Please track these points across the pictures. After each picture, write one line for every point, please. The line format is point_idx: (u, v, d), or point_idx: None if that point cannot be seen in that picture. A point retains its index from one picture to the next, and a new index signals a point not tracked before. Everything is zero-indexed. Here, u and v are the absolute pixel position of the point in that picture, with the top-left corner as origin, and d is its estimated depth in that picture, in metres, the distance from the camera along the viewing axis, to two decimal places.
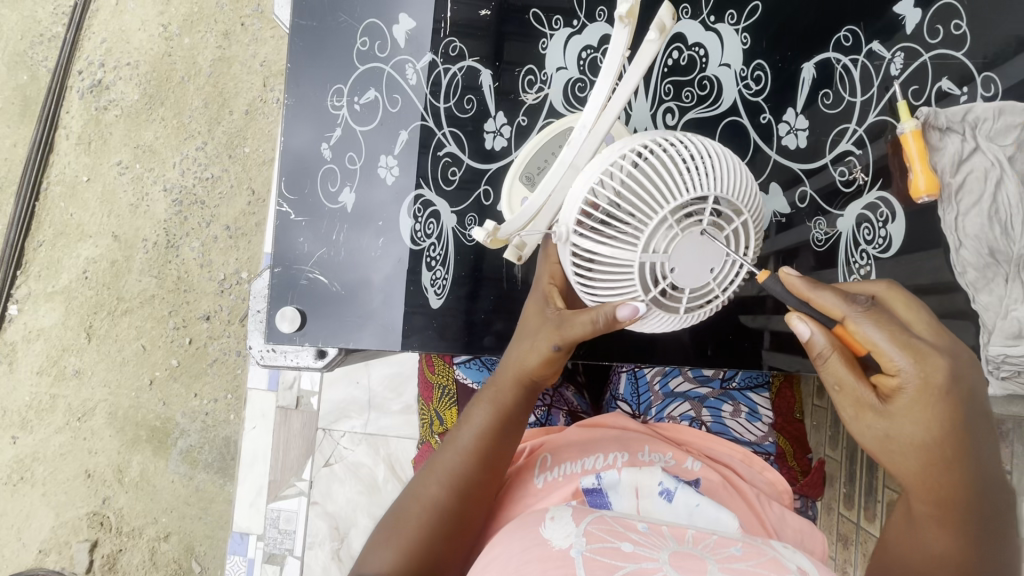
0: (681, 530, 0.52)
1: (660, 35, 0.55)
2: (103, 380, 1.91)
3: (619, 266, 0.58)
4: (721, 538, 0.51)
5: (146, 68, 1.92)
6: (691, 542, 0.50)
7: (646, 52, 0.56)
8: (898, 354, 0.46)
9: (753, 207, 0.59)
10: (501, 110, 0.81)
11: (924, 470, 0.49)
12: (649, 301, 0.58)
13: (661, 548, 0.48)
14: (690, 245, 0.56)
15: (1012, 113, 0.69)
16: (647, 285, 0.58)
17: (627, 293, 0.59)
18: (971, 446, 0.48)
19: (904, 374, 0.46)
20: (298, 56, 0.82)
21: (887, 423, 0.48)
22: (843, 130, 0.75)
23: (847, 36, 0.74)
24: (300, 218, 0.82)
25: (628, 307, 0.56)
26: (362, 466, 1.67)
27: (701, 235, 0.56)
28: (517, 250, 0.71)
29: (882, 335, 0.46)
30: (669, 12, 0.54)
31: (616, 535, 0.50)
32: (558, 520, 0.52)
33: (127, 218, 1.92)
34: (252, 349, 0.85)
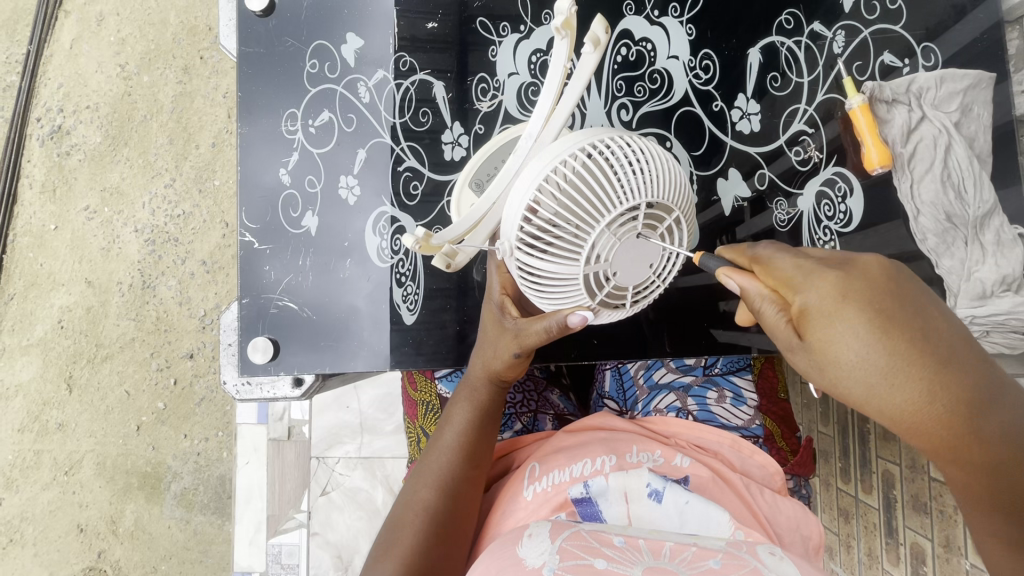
0: (659, 542, 0.51)
1: (597, 47, 0.54)
2: (89, 431, 1.86)
3: (562, 276, 0.59)
4: (699, 550, 0.50)
5: (106, 110, 1.89)
6: (668, 555, 0.50)
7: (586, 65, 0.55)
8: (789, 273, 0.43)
9: (682, 201, 0.60)
10: (457, 120, 0.81)
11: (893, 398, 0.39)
12: (594, 305, 0.60)
13: (635, 563, 0.48)
14: (628, 250, 0.58)
15: (952, 79, 0.71)
16: (592, 291, 0.60)
17: (574, 302, 0.61)
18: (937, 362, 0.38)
19: (803, 295, 0.41)
20: (249, 83, 0.82)
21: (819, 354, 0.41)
22: (794, 110, 0.76)
23: (788, 19, 0.76)
24: (264, 247, 0.81)
25: (577, 316, 0.57)
26: (360, 490, 1.64)
27: (637, 238, 0.58)
28: (447, 257, 0.61)
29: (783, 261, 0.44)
30: (602, 25, 0.53)
31: (591, 552, 0.49)
32: (536, 537, 0.52)
33: (99, 263, 1.88)
34: (228, 384, 0.83)
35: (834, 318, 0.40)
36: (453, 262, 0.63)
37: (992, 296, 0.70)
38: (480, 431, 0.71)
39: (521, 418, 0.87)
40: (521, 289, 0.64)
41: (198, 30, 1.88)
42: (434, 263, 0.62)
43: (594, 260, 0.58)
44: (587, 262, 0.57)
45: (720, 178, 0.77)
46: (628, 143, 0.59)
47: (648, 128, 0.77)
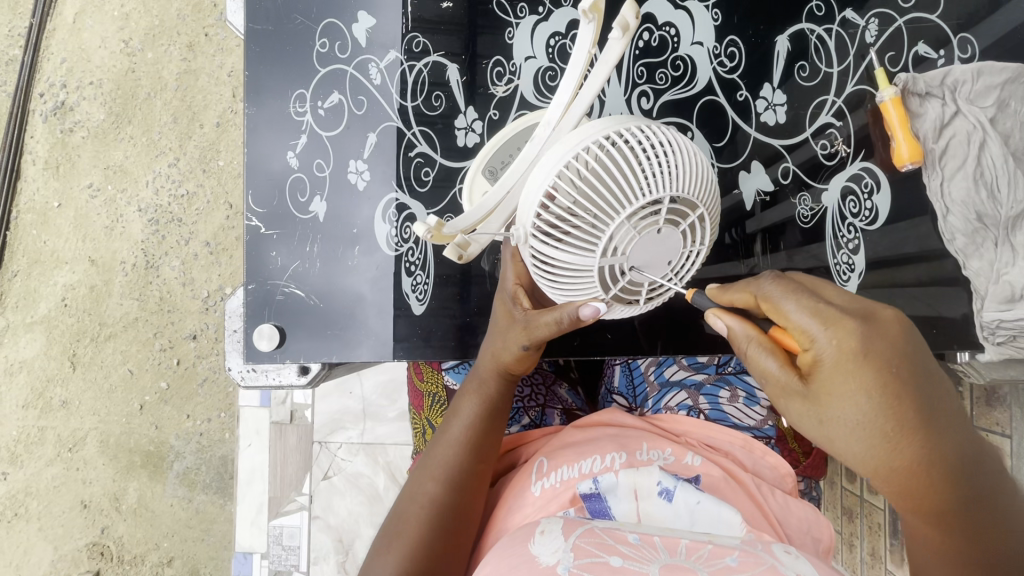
0: (674, 539, 0.50)
1: (625, 33, 0.53)
2: (92, 409, 1.86)
3: (579, 269, 0.57)
4: (716, 547, 0.48)
5: (110, 86, 1.86)
6: (684, 553, 0.48)
7: (612, 50, 0.53)
8: (810, 325, 0.42)
9: (709, 202, 0.58)
10: (472, 105, 0.78)
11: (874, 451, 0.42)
12: (608, 299, 0.58)
13: (651, 561, 0.46)
14: (647, 242, 0.56)
15: (990, 73, 0.68)
16: (607, 284, 0.58)
17: (587, 293, 0.59)
18: (917, 424, 0.41)
19: (821, 346, 0.41)
20: (256, 63, 0.79)
21: (822, 412, 0.42)
22: (821, 102, 0.73)
23: (819, 6, 0.72)
24: (271, 232, 0.79)
25: (589, 308, 0.56)
26: (361, 476, 1.64)
27: (659, 233, 0.56)
28: (459, 248, 0.64)
29: (794, 306, 0.43)
30: (633, 9, 0.51)
31: (605, 549, 0.48)
32: (547, 534, 0.50)
33: (102, 241, 1.86)
34: (232, 370, 0.81)
35: (839, 358, 0.41)
36: (464, 253, 0.65)
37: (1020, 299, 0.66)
38: (487, 425, 0.69)
39: (529, 412, 0.85)
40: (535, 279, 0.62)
41: (203, 7, 1.84)
42: (447, 254, 0.65)
43: (611, 253, 0.56)
44: (603, 254, 0.56)
45: (741, 171, 0.74)
46: (655, 136, 0.57)
47: (668, 117, 0.74)
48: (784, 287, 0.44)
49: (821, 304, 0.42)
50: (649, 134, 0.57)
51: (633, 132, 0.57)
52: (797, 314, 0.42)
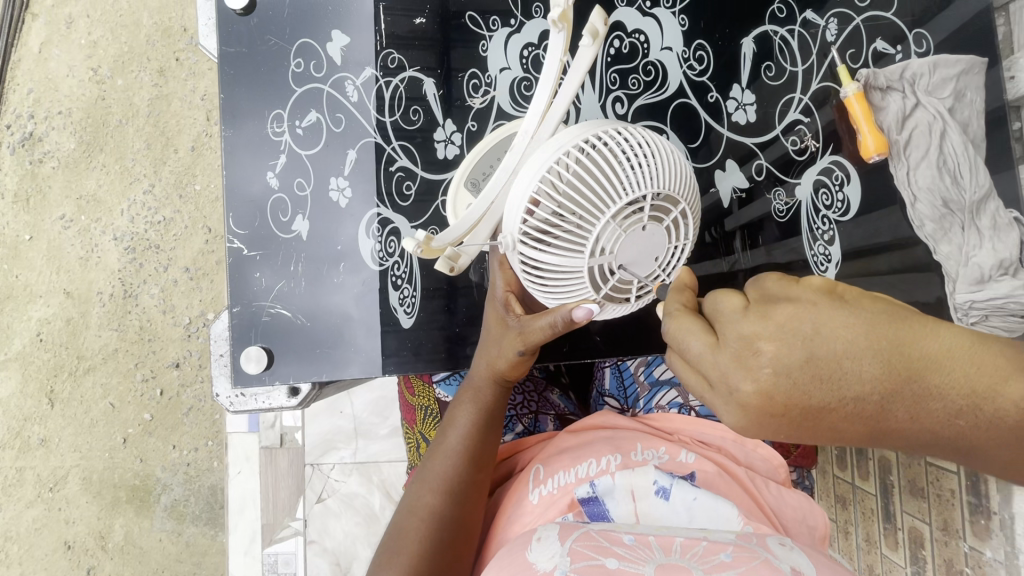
0: (669, 538, 0.50)
1: (595, 40, 0.54)
2: (72, 446, 1.81)
3: (567, 270, 0.58)
4: (710, 543, 0.49)
5: (79, 115, 1.83)
6: (679, 551, 0.48)
7: (583, 58, 0.55)
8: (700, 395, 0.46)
9: (688, 195, 0.60)
10: (450, 117, 0.79)
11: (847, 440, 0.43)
12: (599, 298, 0.60)
13: (647, 561, 0.47)
14: (633, 240, 0.57)
15: (945, 65, 0.70)
16: (597, 284, 0.59)
17: (578, 295, 0.60)
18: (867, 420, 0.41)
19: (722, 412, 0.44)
20: (231, 86, 0.79)
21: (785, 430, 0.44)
22: (788, 100, 0.75)
23: (781, 7, 0.75)
24: (253, 253, 0.78)
25: (582, 308, 0.56)
26: (356, 496, 1.63)
27: (644, 230, 0.57)
28: (449, 261, 0.64)
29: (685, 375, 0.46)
30: (600, 17, 0.53)
31: (601, 551, 0.48)
32: (544, 541, 0.50)
33: (77, 272, 1.82)
34: (220, 396, 0.79)
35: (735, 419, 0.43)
36: (456, 264, 0.65)
37: (989, 280, 0.68)
38: (484, 433, 0.69)
39: (523, 420, 0.85)
40: (524, 283, 0.63)
41: (173, 31, 1.83)
42: (437, 267, 0.65)
43: (599, 252, 0.57)
44: (592, 255, 0.57)
45: (716, 170, 0.77)
46: (628, 134, 0.58)
47: (643, 121, 0.76)
48: (677, 359, 0.47)
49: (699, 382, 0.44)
50: (626, 135, 0.58)
51: (612, 135, 0.58)
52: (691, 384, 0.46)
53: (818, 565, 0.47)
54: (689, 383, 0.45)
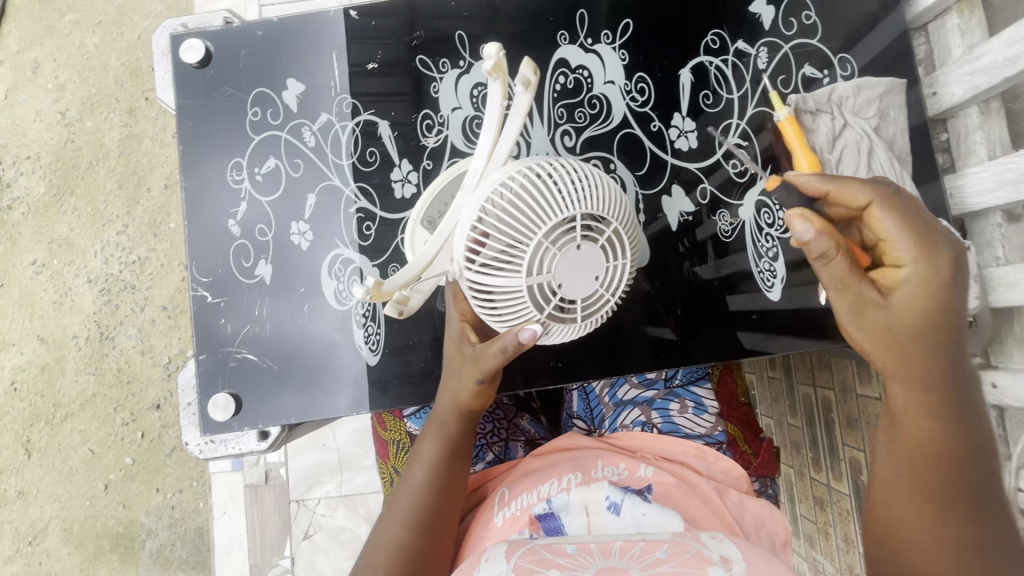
0: (608, 543, 0.52)
1: (528, 88, 0.57)
2: (52, 496, 1.77)
3: (511, 294, 0.60)
4: (647, 544, 0.51)
5: (48, 159, 1.83)
6: (618, 554, 0.50)
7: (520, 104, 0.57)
8: (904, 243, 0.52)
9: (622, 215, 0.62)
10: (405, 158, 0.81)
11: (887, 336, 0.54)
12: (543, 319, 0.60)
13: (588, 567, 0.48)
14: (570, 260, 0.58)
15: (868, 88, 0.76)
16: (540, 304, 0.60)
17: (523, 316, 0.61)
18: (941, 328, 0.53)
19: (909, 267, 0.52)
20: (190, 136, 0.81)
21: (889, 313, 0.53)
22: (727, 125, 0.79)
23: (714, 39, 0.79)
24: (217, 299, 0.79)
25: (528, 331, 0.59)
26: (343, 530, 1.61)
27: (579, 248, 0.58)
28: (398, 306, 0.67)
29: (897, 225, 0.52)
30: (531, 67, 0.56)
31: (544, 563, 0.49)
32: (492, 561, 0.52)
33: (51, 318, 1.80)
34: (189, 444, 0.79)
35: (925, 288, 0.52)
36: (404, 308, 0.68)
37: None
38: (450, 464, 0.70)
39: (493, 448, 0.87)
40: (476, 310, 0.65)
41: (141, 72, 1.84)
42: (387, 312, 0.68)
43: (536, 272, 0.58)
44: (528, 273, 0.58)
45: (663, 196, 0.79)
46: (565, 166, 0.62)
47: (591, 152, 0.79)
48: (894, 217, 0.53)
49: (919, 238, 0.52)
50: (560, 165, 0.62)
51: (548, 166, 0.62)
52: (893, 231, 0.53)
53: (746, 551, 0.50)
54: (901, 243, 0.52)
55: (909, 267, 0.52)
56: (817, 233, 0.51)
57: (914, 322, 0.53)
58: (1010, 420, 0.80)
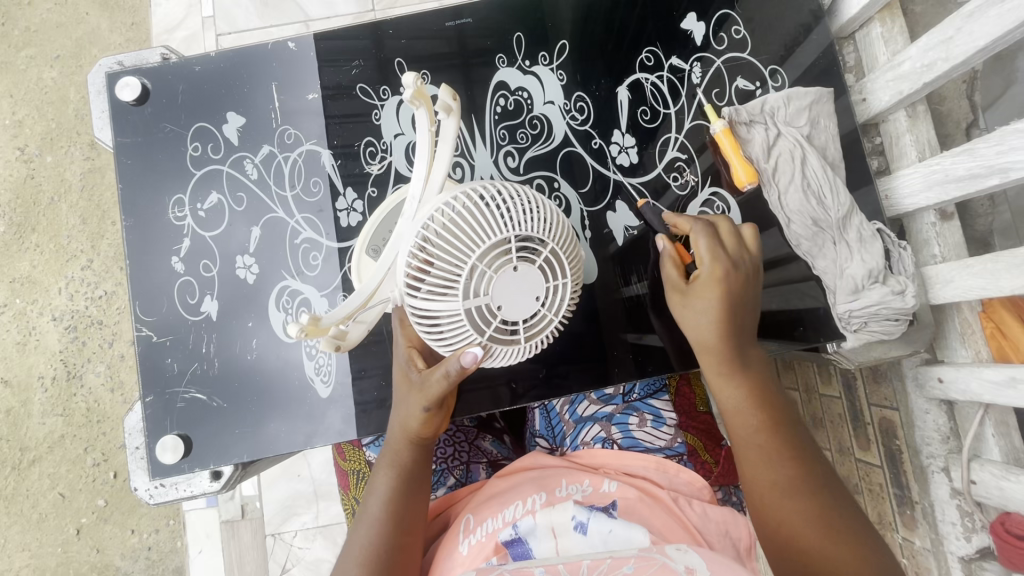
0: (576, 562, 0.52)
1: (451, 113, 0.57)
2: (21, 545, 1.70)
3: (451, 319, 0.59)
4: (614, 560, 0.52)
5: (8, 196, 1.79)
6: (587, 572, 0.51)
7: (447, 130, 0.58)
8: (707, 256, 0.65)
9: (561, 236, 0.61)
10: (349, 186, 0.80)
11: (705, 324, 0.65)
12: (485, 341, 0.60)
13: None
14: (507, 282, 0.58)
15: (798, 97, 0.77)
16: (481, 327, 0.59)
17: (466, 339, 0.60)
18: (738, 314, 0.65)
19: (704, 263, 0.65)
20: (129, 174, 0.80)
21: (690, 299, 0.66)
22: (666, 140, 0.80)
23: (649, 57, 0.81)
24: (163, 338, 0.77)
25: (469, 354, 0.59)
26: (322, 562, 1.57)
27: (517, 270, 0.58)
28: (336, 339, 0.63)
29: (705, 239, 0.66)
30: (450, 92, 0.56)
31: None
32: None
33: (15, 359, 1.75)
34: (139, 490, 0.77)
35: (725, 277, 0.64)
36: (344, 342, 0.64)
37: (861, 289, 0.74)
38: (407, 494, 0.69)
39: (455, 472, 0.86)
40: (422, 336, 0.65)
41: None
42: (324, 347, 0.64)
43: (474, 295, 0.58)
44: (466, 297, 0.58)
45: (608, 212, 0.80)
46: (501, 189, 0.62)
47: (535, 172, 0.80)
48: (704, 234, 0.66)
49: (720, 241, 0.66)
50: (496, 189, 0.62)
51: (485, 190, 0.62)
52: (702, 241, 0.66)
53: (713, 564, 0.51)
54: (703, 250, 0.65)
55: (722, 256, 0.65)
56: (669, 245, 0.69)
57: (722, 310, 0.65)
58: (959, 413, 0.82)
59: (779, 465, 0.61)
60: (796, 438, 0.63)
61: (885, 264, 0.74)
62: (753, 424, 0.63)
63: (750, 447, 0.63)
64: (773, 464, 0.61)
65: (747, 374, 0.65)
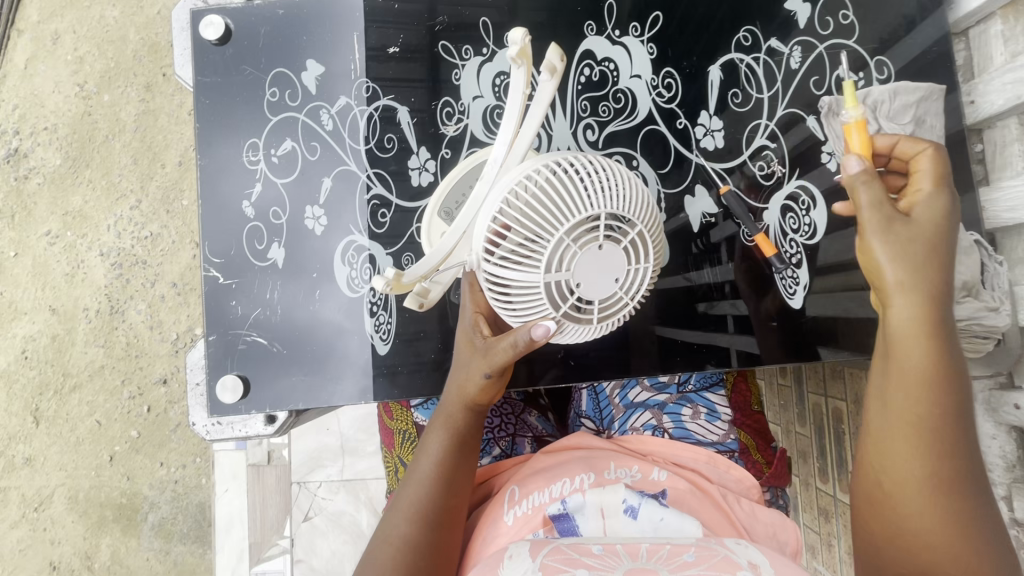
0: (635, 545, 0.51)
1: (553, 75, 0.55)
2: (58, 465, 1.79)
3: (528, 291, 0.58)
4: (674, 547, 0.50)
5: (65, 131, 1.83)
6: (646, 556, 0.49)
7: (544, 91, 0.56)
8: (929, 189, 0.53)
9: (648, 218, 0.59)
10: (424, 145, 0.79)
11: (908, 265, 0.49)
12: (559, 317, 0.58)
13: (616, 567, 0.47)
14: (591, 259, 0.57)
15: (906, 92, 0.73)
16: (556, 302, 0.58)
17: (539, 313, 0.59)
18: (939, 259, 0.49)
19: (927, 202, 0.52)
20: (206, 114, 0.80)
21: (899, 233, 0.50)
22: (756, 126, 0.77)
23: (746, 36, 0.77)
24: (229, 281, 0.78)
25: (541, 328, 0.56)
26: (343, 514, 1.61)
27: (601, 248, 0.57)
28: (419, 297, 0.65)
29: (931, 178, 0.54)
30: (556, 52, 0.54)
31: (571, 562, 0.48)
32: (516, 558, 0.50)
33: (64, 290, 1.81)
34: (196, 425, 0.79)
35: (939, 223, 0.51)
36: (426, 299, 0.66)
37: (953, 302, 0.70)
38: (457, 457, 0.69)
39: (500, 443, 0.86)
40: (491, 305, 0.64)
41: (159, 48, 1.84)
42: (406, 303, 0.66)
43: (554, 269, 0.57)
44: (547, 270, 0.57)
45: (686, 196, 0.77)
46: (589, 162, 0.60)
47: (613, 148, 0.77)
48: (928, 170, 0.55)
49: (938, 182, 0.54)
50: (584, 161, 0.60)
51: (572, 162, 0.60)
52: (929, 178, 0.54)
53: (776, 560, 0.48)
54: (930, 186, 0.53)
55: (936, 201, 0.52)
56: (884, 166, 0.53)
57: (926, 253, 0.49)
58: None
59: (932, 433, 0.48)
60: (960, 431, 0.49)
61: (979, 279, 0.71)
62: (930, 403, 0.48)
63: (912, 434, 0.49)
64: (928, 456, 0.48)
65: (935, 337, 0.48)
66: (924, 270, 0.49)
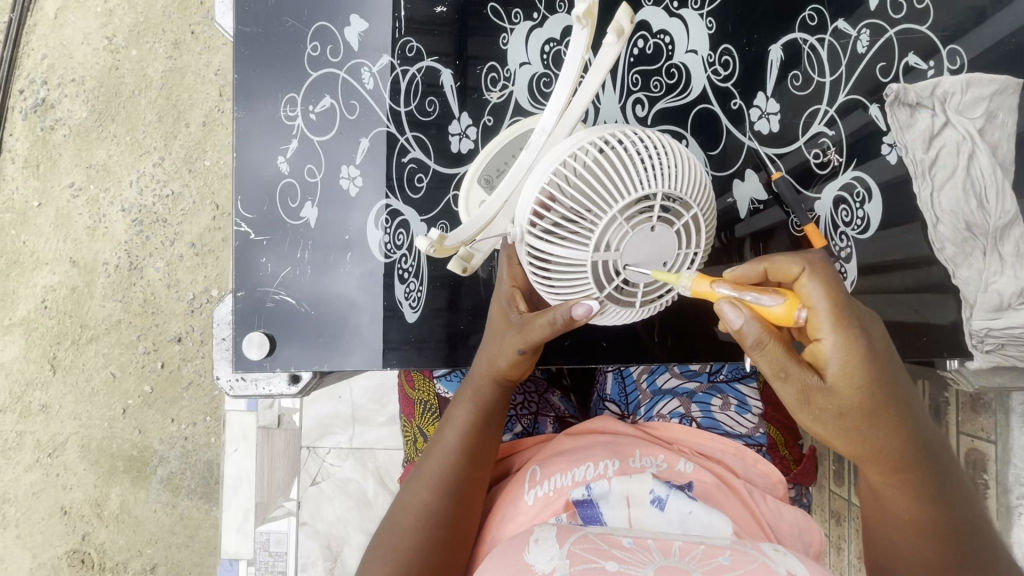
0: (667, 541, 0.49)
1: (619, 38, 0.53)
2: (72, 414, 1.82)
3: (572, 267, 0.56)
4: (708, 547, 0.49)
5: (92, 84, 1.82)
6: (678, 554, 0.48)
7: (606, 56, 0.54)
8: (827, 320, 0.49)
9: (702, 201, 0.57)
10: (466, 110, 0.77)
11: (840, 415, 0.50)
12: (603, 297, 0.57)
13: (646, 564, 0.46)
14: (641, 240, 0.54)
15: (979, 84, 0.70)
16: (602, 282, 0.56)
17: (582, 292, 0.58)
18: (878, 384, 0.49)
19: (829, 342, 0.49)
20: (245, 65, 0.78)
21: (824, 401, 0.49)
22: (814, 111, 0.73)
23: (812, 15, 0.73)
24: (260, 238, 0.77)
25: (582, 307, 0.55)
26: (349, 481, 1.62)
27: (653, 230, 0.54)
28: (463, 261, 0.63)
29: (823, 296, 0.49)
30: (626, 15, 0.52)
31: (601, 554, 0.47)
32: (543, 542, 0.49)
33: (84, 242, 1.82)
34: (221, 379, 0.78)
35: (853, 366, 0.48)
36: (469, 265, 0.64)
37: (1008, 308, 0.69)
38: (482, 431, 0.68)
39: (523, 421, 0.84)
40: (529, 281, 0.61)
41: (189, 4, 1.81)
42: (450, 266, 0.65)
43: (603, 247, 0.55)
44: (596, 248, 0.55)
45: (735, 179, 0.74)
46: (641, 138, 0.57)
47: (663, 125, 0.74)
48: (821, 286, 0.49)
49: (839, 300, 0.49)
50: (636, 137, 0.57)
51: (624, 136, 0.57)
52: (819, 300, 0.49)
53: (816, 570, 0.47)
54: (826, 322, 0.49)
55: (848, 339, 0.48)
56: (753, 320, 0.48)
57: (857, 393, 0.49)
58: None
59: (903, 476, 0.54)
60: (929, 467, 0.54)
61: None
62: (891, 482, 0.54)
63: (886, 505, 0.56)
64: (908, 511, 0.55)
65: (888, 437, 0.52)
66: (869, 408, 0.50)
